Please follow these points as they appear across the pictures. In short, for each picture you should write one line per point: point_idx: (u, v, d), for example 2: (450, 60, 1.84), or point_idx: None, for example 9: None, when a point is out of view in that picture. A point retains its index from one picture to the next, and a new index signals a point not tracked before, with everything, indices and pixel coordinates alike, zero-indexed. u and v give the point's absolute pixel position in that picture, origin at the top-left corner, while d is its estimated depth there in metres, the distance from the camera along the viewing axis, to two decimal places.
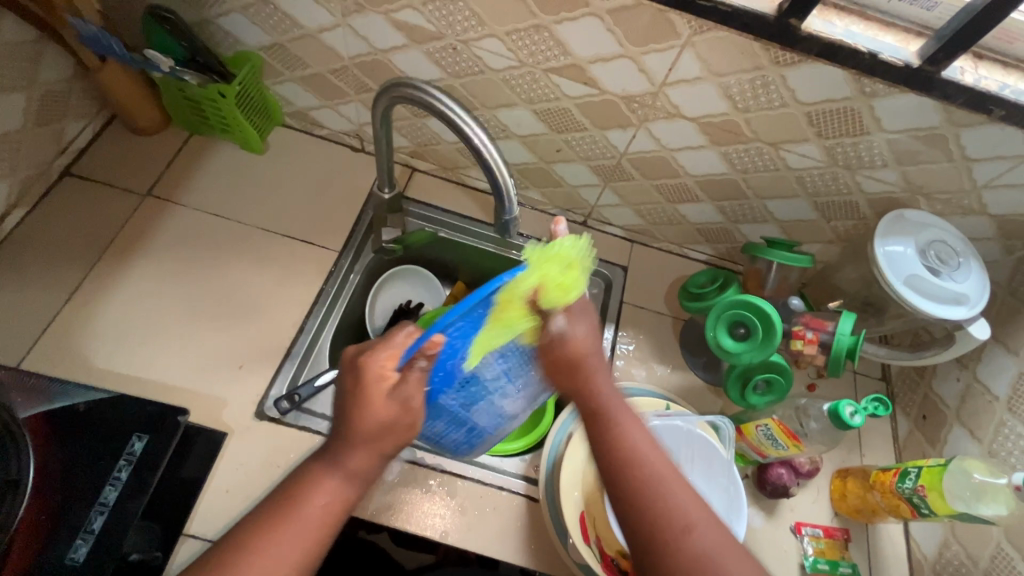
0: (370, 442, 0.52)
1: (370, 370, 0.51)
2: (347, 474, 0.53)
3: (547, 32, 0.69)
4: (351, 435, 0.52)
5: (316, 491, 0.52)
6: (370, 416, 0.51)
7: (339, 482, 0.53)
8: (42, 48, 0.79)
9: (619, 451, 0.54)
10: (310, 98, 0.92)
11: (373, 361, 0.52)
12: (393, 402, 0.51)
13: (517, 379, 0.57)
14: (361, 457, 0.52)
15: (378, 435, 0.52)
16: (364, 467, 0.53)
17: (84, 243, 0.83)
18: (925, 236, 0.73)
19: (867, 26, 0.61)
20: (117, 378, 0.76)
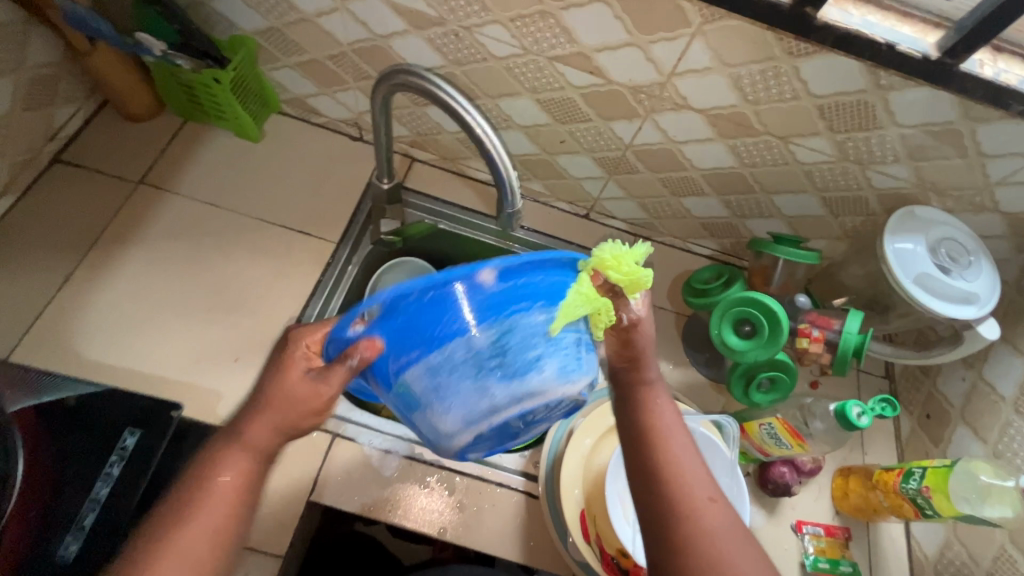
0: (278, 410, 0.50)
1: (294, 347, 0.51)
2: (249, 449, 0.49)
3: (553, 19, 0.66)
4: (259, 401, 0.50)
5: (220, 467, 0.49)
6: (281, 388, 0.50)
7: (241, 457, 0.49)
8: (30, 29, 0.76)
9: (649, 430, 0.54)
10: (307, 84, 0.90)
11: (300, 337, 0.52)
12: (305, 378, 0.50)
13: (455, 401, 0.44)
14: (261, 427, 0.50)
15: (289, 408, 0.50)
16: (265, 441, 0.50)
17: (75, 232, 0.81)
18: (936, 233, 0.72)
19: (884, 16, 0.59)
20: (109, 371, 0.74)
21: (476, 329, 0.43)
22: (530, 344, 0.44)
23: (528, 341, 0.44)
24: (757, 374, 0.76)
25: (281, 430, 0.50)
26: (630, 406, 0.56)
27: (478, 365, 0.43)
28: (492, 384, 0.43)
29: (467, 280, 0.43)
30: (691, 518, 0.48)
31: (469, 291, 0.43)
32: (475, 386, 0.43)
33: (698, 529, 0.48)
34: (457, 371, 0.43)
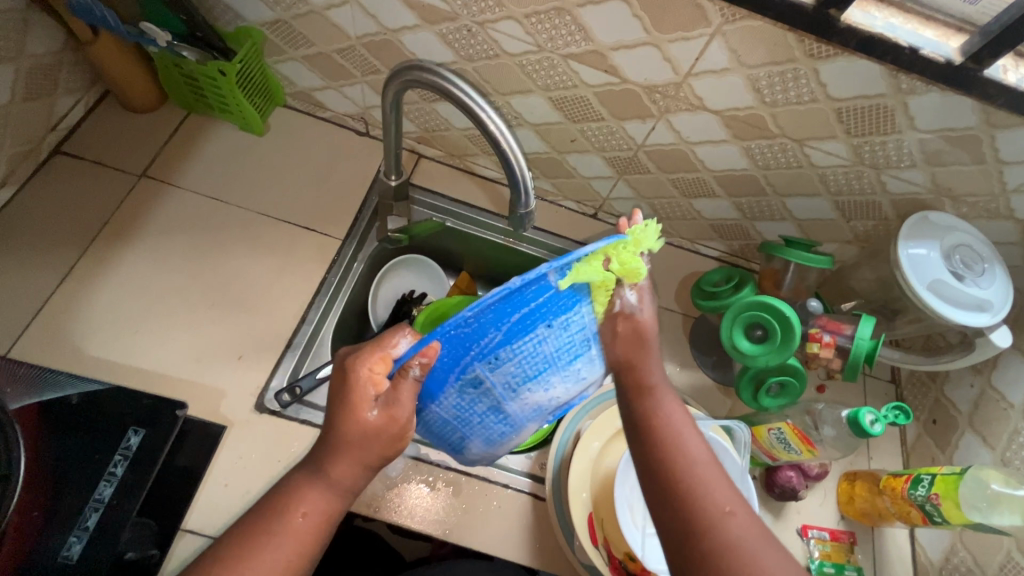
0: (351, 451, 0.51)
1: (353, 373, 0.50)
2: (330, 485, 0.52)
3: (569, 16, 0.65)
4: (334, 442, 0.51)
5: (301, 498, 0.52)
6: (350, 427, 0.50)
7: (321, 492, 0.52)
8: (30, 17, 0.74)
9: (662, 439, 0.53)
10: (313, 78, 0.88)
11: (359, 365, 0.50)
12: (372, 411, 0.49)
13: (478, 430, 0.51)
14: (343, 467, 0.52)
15: (363, 442, 0.51)
16: (347, 477, 0.52)
17: (75, 226, 0.79)
18: (951, 239, 0.71)
19: (906, 19, 0.59)
20: (111, 367, 0.73)
21: (480, 375, 0.46)
22: (529, 369, 0.45)
23: (532, 366, 0.45)
24: (766, 379, 0.76)
25: (363, 467, 0.52)
26: (642, 407, 0.55)
27: (502, 397, 0.47)
28: (507, 414, 0.49)
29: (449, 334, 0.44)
30: (704, 526, 0.47)
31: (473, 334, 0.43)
32: (493, 424, 0.50)
33: (721, 544, 0.46)
34: (472, 414, 0.49)
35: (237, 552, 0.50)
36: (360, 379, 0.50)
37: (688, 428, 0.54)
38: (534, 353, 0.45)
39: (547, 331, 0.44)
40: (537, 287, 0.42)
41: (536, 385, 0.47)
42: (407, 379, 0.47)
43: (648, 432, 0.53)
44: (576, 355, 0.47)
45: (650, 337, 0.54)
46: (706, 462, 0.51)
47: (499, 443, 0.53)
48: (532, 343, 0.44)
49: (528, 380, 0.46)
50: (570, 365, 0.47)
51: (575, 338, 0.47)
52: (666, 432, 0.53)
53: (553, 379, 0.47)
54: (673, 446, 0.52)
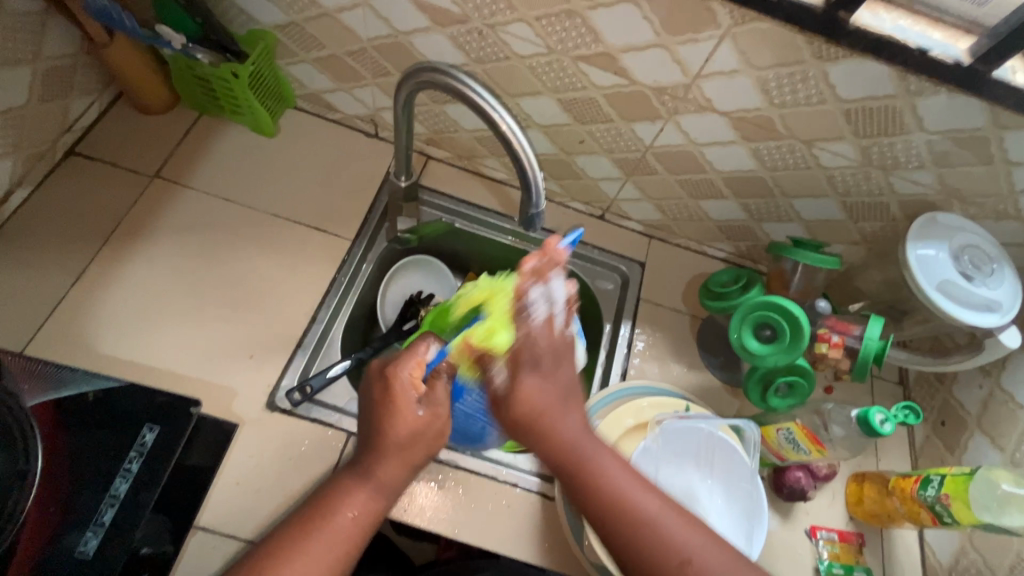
0: (398, 452, 0.54)
1: (397, 379, 0.55)
2: (377, 486, 0.54)
3: (579, 18, 0.66)
4: (382, 444, 0.54)
5: (346, 500, 0.53)
6: (399, 429, 0.54)
7: (368, 495, 0.54)
8: (47, 20, 0.75)
9: (603, 496, 0.53)
10: (324, 80, 0.89)
11: (402, 371, 0.55)
12: (419, 411, 0.54)
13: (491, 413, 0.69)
14: (392, 468, 0.54)
15: (409, 442, 0.54)
16: (395, 479, 0.54)
17: (89, 226, 0.80)
18: (959, 239, 0.72)
19: (914, 21, 0.59)
20: (124, 365, 0.74)
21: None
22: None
23: None
24: (775, 379, 0.76)
25: (409, 466, 0.55)
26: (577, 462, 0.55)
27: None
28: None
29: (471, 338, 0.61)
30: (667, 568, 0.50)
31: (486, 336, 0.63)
32: None
33: None
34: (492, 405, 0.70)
35: (279, 553, 0.50)
36: (405, 384, 0.55)
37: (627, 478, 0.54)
38: None
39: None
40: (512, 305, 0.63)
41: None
42: (440, 381, 0.58)
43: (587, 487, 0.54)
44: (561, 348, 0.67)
45: (543, 402, 0.56)
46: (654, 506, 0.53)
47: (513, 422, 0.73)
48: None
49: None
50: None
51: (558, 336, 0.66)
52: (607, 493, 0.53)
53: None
54: (619, 504, 0.52)
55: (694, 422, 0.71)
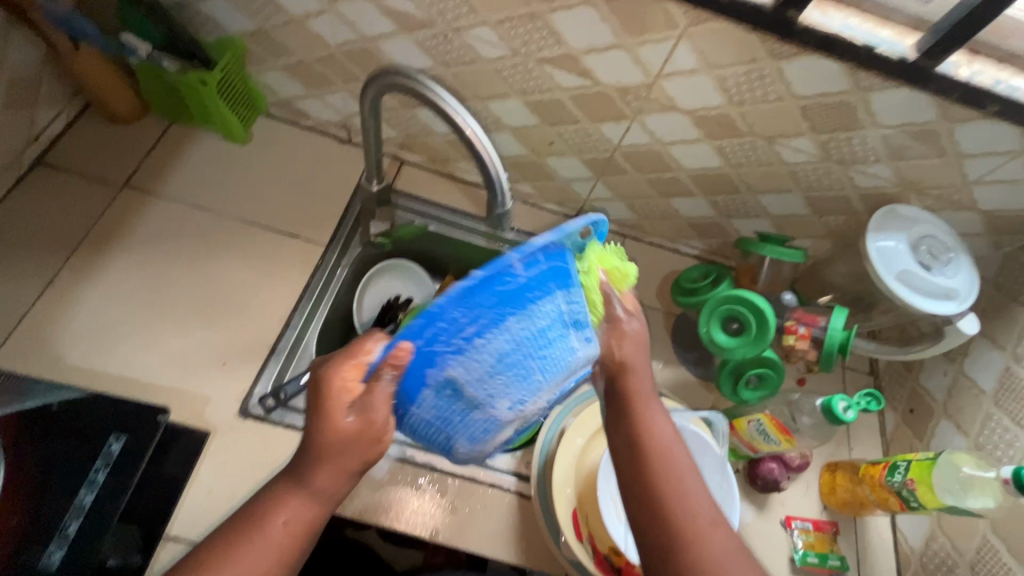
0: (330, 457, 0.47)
1: (329, 383, 0.46)
2: (313, 495, 0.49)
3: (542, 21, 0.67)
4: (312, 450, 0.47)
5: (280, 504, 0.49)
6: (329, 435, 0.46)
7: (301, 500, 0.49)
8: (11, 31, 0.75)
9: (653, 464, 0.51)
10: (295, 86, 0.89)
11: (331, 373, 0.46)
12: (348, 417, 0.46)
13: (471, 428, 0.43)
14: (325, 475, 0.48)
15: (341, 448, 0.47)
16: (330, 486, 0.49)
17: (56, 236, 0.80)
18: (917, 231, 0.74)
19: (863, 19, 0.61)
20: (91, 377, 0.73)
21: (452, 373, 0.40)
22: (510, 375, 0.40)
23: (509, 361, 0.40)
24: (744, 371, 0.78)
25: (348, 475, 0.49)
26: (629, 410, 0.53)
27: (483, 398, 0.41)
28: (492, 413, 0.42)
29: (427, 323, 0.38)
30: (699, 554, 0.47)
31: (445, 325, 0.38)
32: (478, 430, 0.43)
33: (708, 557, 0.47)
34: (452, 417, 0.42)
35: (209, 554, 0.48)
36: (334, 388, 0.46)
37: (678, 443, 0.53)
38: (515, 342, 0.39)
39: (514, 328, 0.39)
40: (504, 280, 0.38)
41: (512, 389, 0.41)
42: (380, 385, 0.42)
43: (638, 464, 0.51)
44: (549, 349, 0.41)
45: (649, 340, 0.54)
46: (692, 475, 0.51)
47: (487, 434, 0.44)
48: (503, 343, 0.39)
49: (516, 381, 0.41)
50: (552, 368, 0.42)
51: (547, 333, 0.41)
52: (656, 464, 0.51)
53: (541, 384, 0.42)
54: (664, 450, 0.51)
55: None
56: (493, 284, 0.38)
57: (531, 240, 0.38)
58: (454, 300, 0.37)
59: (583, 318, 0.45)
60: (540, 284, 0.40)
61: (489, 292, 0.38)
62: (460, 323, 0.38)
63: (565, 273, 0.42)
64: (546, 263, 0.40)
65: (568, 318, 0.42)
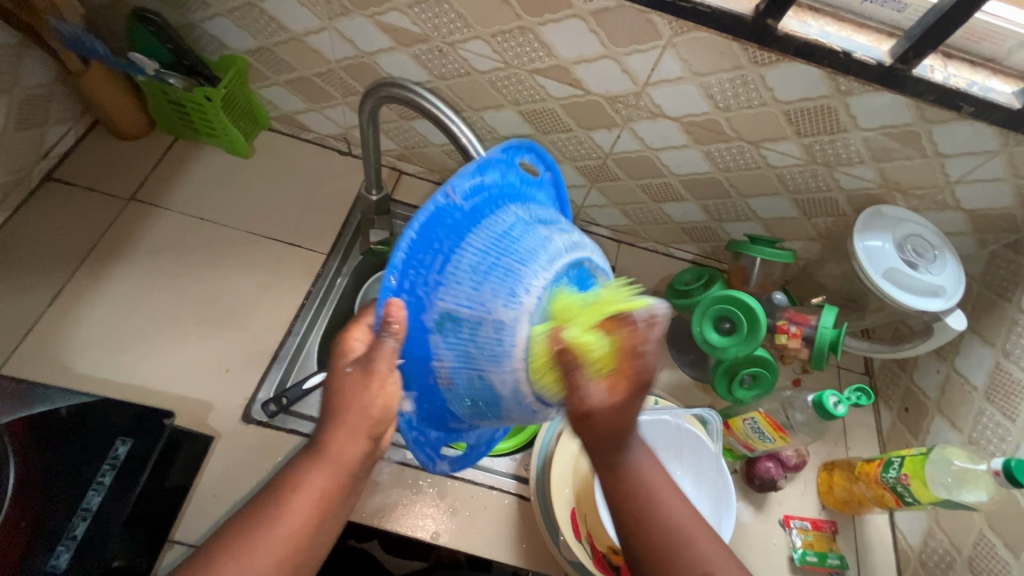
0: (338, 417, 0.45)
1: (337, 349, 0.47)
2: (332, 464, 0.46)
3: (532, 34, 0.70)
4: (325, 415, 0.46)
5: (298, 476, 0.46)
6: (337, 391, 0.46)
7: (319, 473, 0.46)
8: (23, 52, 0.78)
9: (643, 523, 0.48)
10: (297, 101, 0.92)
11: (339, 339, 0.48)
12: (348, 366, 0.46)
13: (488, 348, 0.39)
14: (339, 438, 0.45)
15: (348, 404, 0.45)
16: (347, 452, 0.46)
17: (66, 248, 0.82)
18: (902, 230, 0.76)
19: (840, 27, 0.63)
20: (98, 384, 0.75)
21: (444, 302, 0.41)
22: (490, 278, 0.40)
23: (484, 265, 0.41)
24: (739, 370, 0.79)
25: (367, 439, 0.46)
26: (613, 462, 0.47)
27: (480, 312, 0.40)
28: (496, 321, 0.39)
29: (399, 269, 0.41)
30: None
31: (417, 263, 0.42)
32: (495, 346, 0.39)
33: None
34: (469, 347, 0.40)
35: (228, 539, 0.46)
36: (342, 352, 0.47)
37: (664, 480, 0.50)
38: (483, 249, 0.41)
39: (476, 241, 0.42)
40: (449, 211, 0.42)
41: (500, 287, 0.39)
42: (385, 345, 0.42)
43: (625, 509, 0.49)
44: (519, 245, 0.41)
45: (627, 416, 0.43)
46: (684, 532, 0.49)
47: (510, 355, 0.39)
48: (473, 256, 0.41)
49: (502, 280, 0.40)
50: (532, 258, 0.41)
51: (510, 233, 0.42)
52: (644, 509, 0.49)
53: (529, 275, 0.40)
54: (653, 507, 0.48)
55: (659, 416, 0.72)
56: (444, 218, 0.42)
57: (459, 172, 0.43)
58: (412, 236, 0.41)
59: (554, 222, 0.46)
60: (486, 208, 0.44)
61: (441, 225, 0.42)
62: (432, 254, 0.42)
63: (513, 195, 0.46)
64: (487, 190, 0.44)
65: (531, 221, 0.44)
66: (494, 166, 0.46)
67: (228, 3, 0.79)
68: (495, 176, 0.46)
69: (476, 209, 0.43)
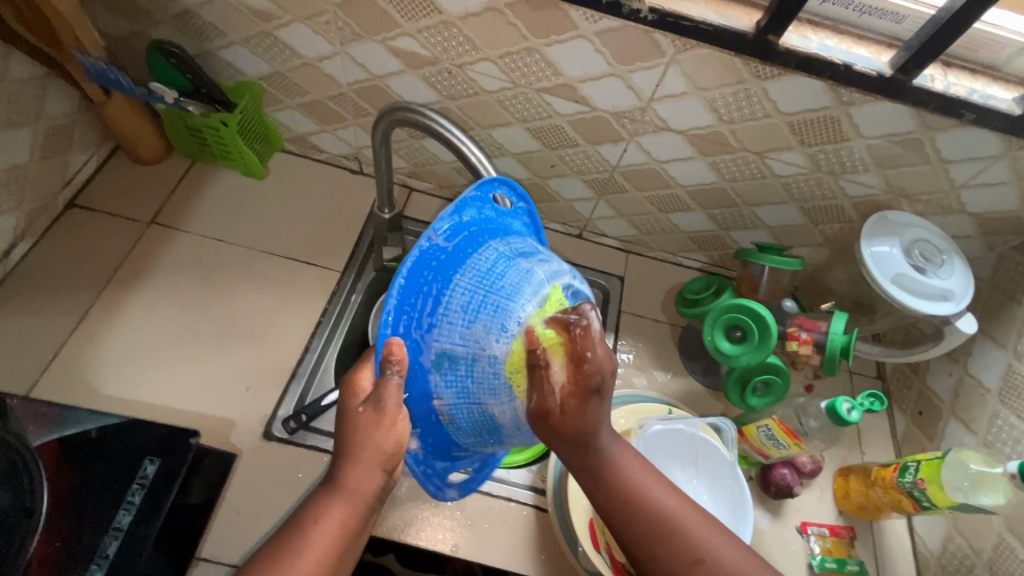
0: (354, 454, 0.46)
1: (347, 387, 0.48)
2: (350, 497, 0.46)
3: (539, 54, 0.72)
4: (340, 451, 0.47)
5: (320, 509, 0.46)
6: (350, 429, 0.46)
7: (338, 507, 0.46)
8: (48, 83, 0.81)
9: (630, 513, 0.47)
10: (309, 123, 0.95)
11: (348, 376, 0.48)
12: (359, 406, 0.46)
13: (483, 383, 0.42)
14: (354, 471, 0.46)
15: (362, 442, 0.45)
16: (363, 485, 0.46)
17: (90, 272, 0.84)
18: (909, 235, 0.76)
19: (840, 40, 0.65)
20: (123, 405, 0.76)
21: (439, 343, 0.43)
22: (478, 316, 0.42)
23: (474, 305, 0.42)
24: (751, 378, 0.79)
25: (382, 471, 0.46)
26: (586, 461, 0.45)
27: (475, 349, 0.42)
28: (490, 358, 0.41)
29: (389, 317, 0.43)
30: None
31: (406, 309, 0.43)
32: (490, 381, 0.42)
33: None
34: (468, 382, 0.42)
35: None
36: (353, 389, 0.47)
37: (686, 514, 0.48)
38: (468, 289, 0.43)
39: (463, 280, 0.43)
40: (433, 254, 0.45)
41: (490, 324, 0.41)
42: (391, 384, 0.43)
43: (654, 554, 0.47)
44: (504, 280, 0.43)
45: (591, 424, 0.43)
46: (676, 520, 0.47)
47: (506, 387, 0.42)
48: (461, 298, 0.43)
49: (489, 318, 0.42)
50: (517, 292, 0.43)
51: (494, 270, 0.44)
52: (673, 551, 0.47)
53: (515, 309, 0.42)
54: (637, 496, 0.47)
55: (674, 424, 0.73)
56: (428, 261, 0.44)
57: (438, 217, 0.46)
58: (399, 282, 0.43)
59: (533, 253, 0.48)
60: (468, 245, 0.46)
61: (426, 269, 0.44)
62: (422, 296, 0.43)
63: (491, 231, 0.49)
64: (466, 230, 0.47)
65: (512, 254, 0.46)
66: (468, 204, 0.49)
67: (245, 32, 0.81)
68: (471, 214, 0.49)
69: (458, 250, 0.45)
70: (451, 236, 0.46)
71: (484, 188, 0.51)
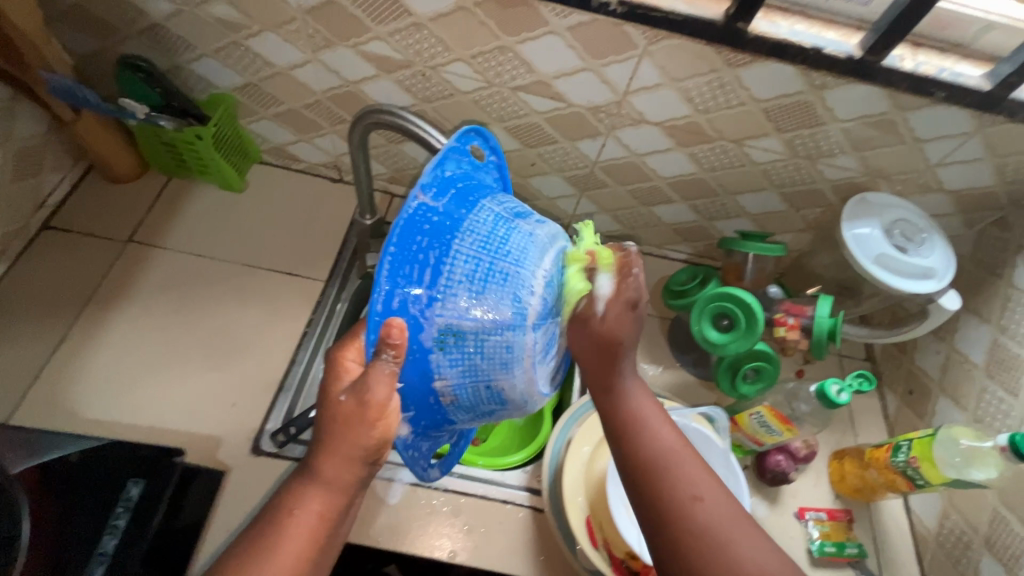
0: (331, 445, 0.44)
1: (330, 371, 0.47)
2: (329, 487, 0.46)
3: (511, 52, 0.72)
4: (317, 440, 0.45)
5: (297, 498, 0.46)
6: (326, 419, 0.44)
7: (314, 497, 0.46)
8: (15, 105, 0.79)
9: (640, 441, 0.51)
10: (286, 133, 0.94)
11: (331, 360, 0.48)
12: (341, 395, 0.44)
13: (495, 356, 0.42)
14: (331, 462, 0.45)
15: (341, 432, 0.44)
16: (341, 476, 0.45)
17: (68, 294, 0.83)
18: (888, 216, 0.77)
19: (809, 24, 0.65)
20: (106, 427, 0.75)
21: (443, 318, 0.41)
22: (486, 287, 0.42)
23: (479, 274, 0.42)
24: (741, 366, 0.79)
25: (362, 463, 0.45)
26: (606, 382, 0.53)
27: (485, 323, 0.41)
28: (503, 331, 0.42)
29: (388, 290, 0.40)
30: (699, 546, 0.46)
31: (402, 281, 0.41)
32: (503, 356, 0.42)
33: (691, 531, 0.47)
34: (477, 359, 0.42)
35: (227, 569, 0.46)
36: (338, 373, 0.47)
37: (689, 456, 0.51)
38: (470, 258, 0.42)
39: (464, 247, 0.42)
40: (426, 217, 0.42)
41: (501, 294, 0.42)
42: (382, 369, 0.40)
43: (649, 492, 0.49)
44: (508, 245, 0.44)
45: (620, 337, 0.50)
46: (683, 459, 0.50)
47: (519, 359, 0.42)
48: (464, 267, 0.42)
49: (498, 288, 0.42)
50: (524, 257, 0.43)
51: (493, 235, 0.44)
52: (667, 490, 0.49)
53: (525, 278, 0.43)
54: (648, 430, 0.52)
55: None
56: (419, 225, 0.42)
57: (423, 174, 0.44)
58: (394, 251, 0.40)
59: (524, 212, 0.49)
60: (460, 206, 0.45)
61: (420, 234, 0.41)
62: (418, 265, 0.41)
63: (475, 189, 0.48)
64: (452, 187, 0.45)
65: (508, 216, 0.47)
66: (448, 159, 0.47)
67: (215, 43, 0.80)
68: (452, 169, 0.47)
69: (451, 213, 0.44)
70: (442, 199, 0.44)
71: (461, 145, 0.50)
